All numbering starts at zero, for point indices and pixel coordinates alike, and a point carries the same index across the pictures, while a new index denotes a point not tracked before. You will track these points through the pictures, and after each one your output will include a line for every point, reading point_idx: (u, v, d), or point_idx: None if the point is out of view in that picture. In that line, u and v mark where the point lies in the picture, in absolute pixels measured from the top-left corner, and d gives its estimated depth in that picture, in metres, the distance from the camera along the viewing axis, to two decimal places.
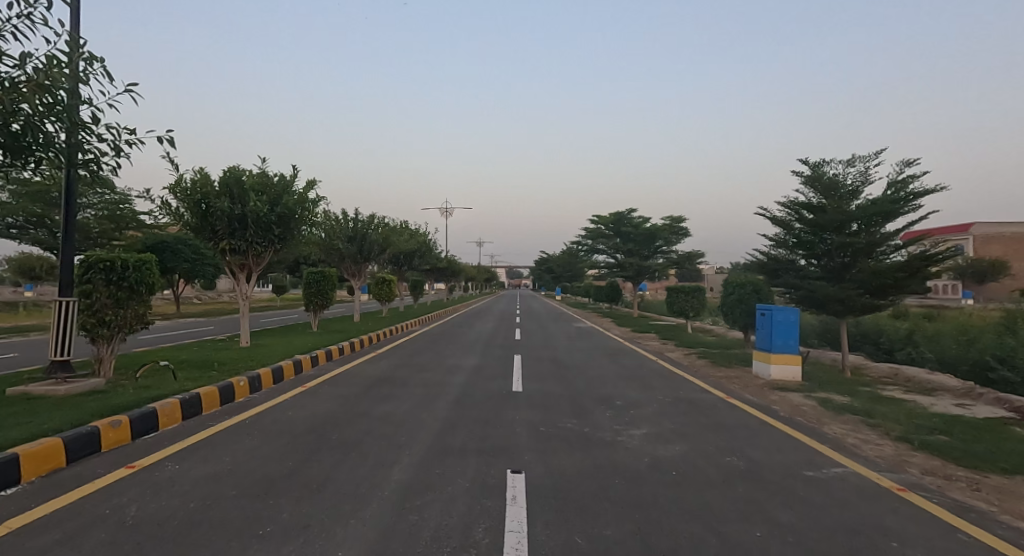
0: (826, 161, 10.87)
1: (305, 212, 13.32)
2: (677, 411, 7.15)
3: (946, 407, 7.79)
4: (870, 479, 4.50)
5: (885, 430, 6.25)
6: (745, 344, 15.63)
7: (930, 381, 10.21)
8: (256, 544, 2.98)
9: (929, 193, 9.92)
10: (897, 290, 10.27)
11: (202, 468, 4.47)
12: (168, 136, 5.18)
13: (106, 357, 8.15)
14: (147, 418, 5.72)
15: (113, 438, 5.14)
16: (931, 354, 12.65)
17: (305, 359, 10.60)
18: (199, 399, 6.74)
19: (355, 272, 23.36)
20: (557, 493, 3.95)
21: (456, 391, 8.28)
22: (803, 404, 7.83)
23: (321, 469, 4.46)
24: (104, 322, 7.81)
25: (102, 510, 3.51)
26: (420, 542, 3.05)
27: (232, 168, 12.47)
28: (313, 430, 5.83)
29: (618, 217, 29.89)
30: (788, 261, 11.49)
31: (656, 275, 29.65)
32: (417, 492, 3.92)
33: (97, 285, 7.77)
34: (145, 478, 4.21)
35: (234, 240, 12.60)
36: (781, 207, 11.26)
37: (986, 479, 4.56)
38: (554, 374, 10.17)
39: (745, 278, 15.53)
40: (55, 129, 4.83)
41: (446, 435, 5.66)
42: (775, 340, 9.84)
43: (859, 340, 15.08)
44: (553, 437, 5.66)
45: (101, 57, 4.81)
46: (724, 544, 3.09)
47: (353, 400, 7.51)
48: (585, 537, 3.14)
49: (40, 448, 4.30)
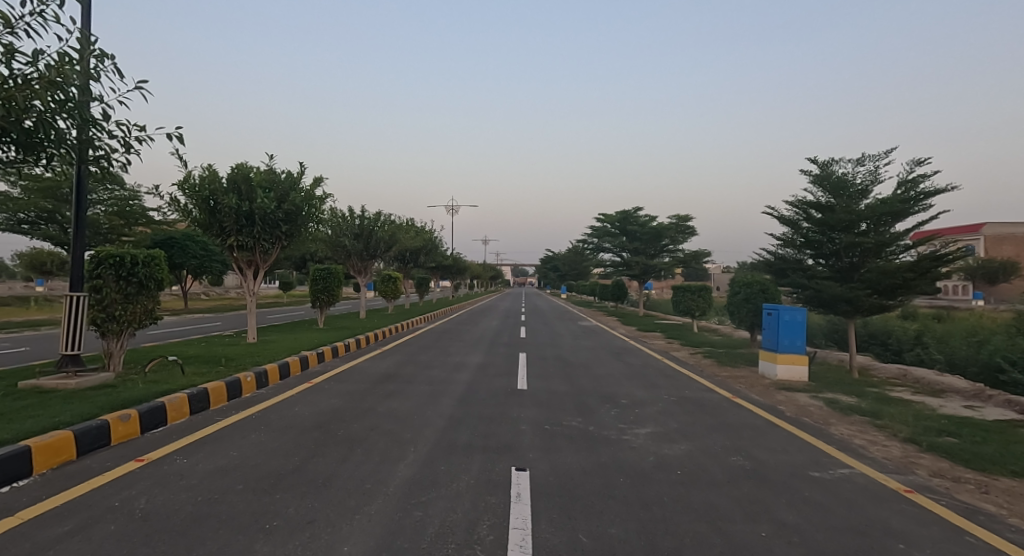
0: (835, 160, 10.74)
1: (311, 209, 13.40)
2: (683, 411, 7.11)
3: (955, 409, 7.73)
4: (876, 480, 4.49)
5: (892, 431, 6.23)
6: (752, 343, 15.56)
7: (940, 382, 10.14)
8: (261, 538, 3.01)
9: (940, 192, 9.82)
10: (906, 291, 10.20)
11: (211, 462, 4.52)
12: (178, 133, 5.27)
13: (115, 352, 8.18)
14: (157, 412, 5.79)
15: (122, 432, 5.18)
16: (940, 355, 12.60)
17: (310, 356, 10.64)
18: (206, 393, 6.80)
19: (360, 269, 23.44)
20: (562, 491, 3.95)
21: (462, 388, 8.29)
22: (810, 404, 7.80)
23: (327, 465, 4.49)
24: (114, 317, 7.87)
25: (112, 502, 3.56)
26: (425, 538, 3.08)
27: (240, 165, 12.54)
28: (319, 426, 5.86)
29: (625, 216, 29.64)
30: (795, 260, 11.42)
31: (662, 274, 29.54)
32: (422, 489, 3.95)
33: (107, 281, 7.84)
34: (154, 471, 4.26)
35: (241, 236, 12.66)
36: (789, 207, 11.20)
37: (995, 481, 4.55)
38: (559, 373, 10.11)
39: (752, 277, 15.44)
40: (67, 125, 4.89)
41: (451, 432, 5.67)
42: (782, 340, 9.76)
43: (867, 341, 15.01)
44: (557, 435, 5.65)
45: (111, 55, 4.88)
46: (729, 544, 3.09)
47: (358, 397, 7.52)
48: (590, 535, 3.15)
49: (51, 441, 4.36)
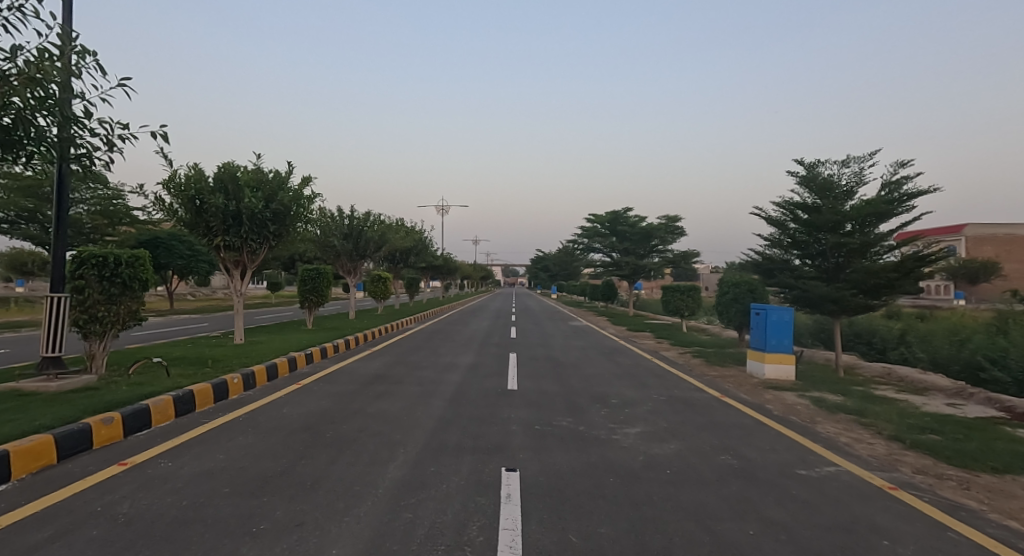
0: (821, 162, 10.88)
1: (300, 208, 13.27)
2: (673, 410, 7.12)
3: (937, 407, 7.85)
4: (861, 477, 4.52)
5: (877, 429, 6.29)
6: (740, 343, 15.68)
7: (922, 380, 10.29)
8: (249, 542, 2.96)
9: (922, 193, 9.97)
10: (890, 291, 10.32)
11: (198, 465, 4.45)
12: (161, 131, 5.19)
13: (98, 354, 8.04)
14: (140, 415, 5.68)
15: (104, 435, 5.10)
16: (923, 354, 12.79)
17: (299, 357, 10.53)
18: (193, 396, 6.70)
19: (350, 269, 23.30)
20: (552, 491, 3.93)
21: (451, 389, 8.24)
22: (797, 403, 7.86)
23: (315, 468, 4.42)
24: (95, 318, 7.72)
25: (93, 507, 3.48)
26: (415, 540, 3.04)
27: (227, 164, 12.40)
28: (308, 428, 5.80)
29: (615, 216, 29.77)
30: (782, 261, 11.51)
31: (653, 274, 29.69)
32: (411, 491, 3.91)
33: (90, 281, 7.68)
34: (138, 475, 4.17)
35: (228, 236, 12.49)
36: (776, 207, 11.30)
37: (976, 478, 4.60)
38: (550, 373, 10.08)
39: (741, 277, 15.54)
40: (47, 123, 4.79)
41: (441, 433, 5.64)
42: (769, 340, 9.85)
43: (853, 340, 15.20)
44: (548, 435, 5.65)
45: (94, 52, 4.80)
46: (718, 543, 3.08)
47: (348, 399, 7.43)
48: (580, 536, 3.13)
49: (32, 444, 4.28)
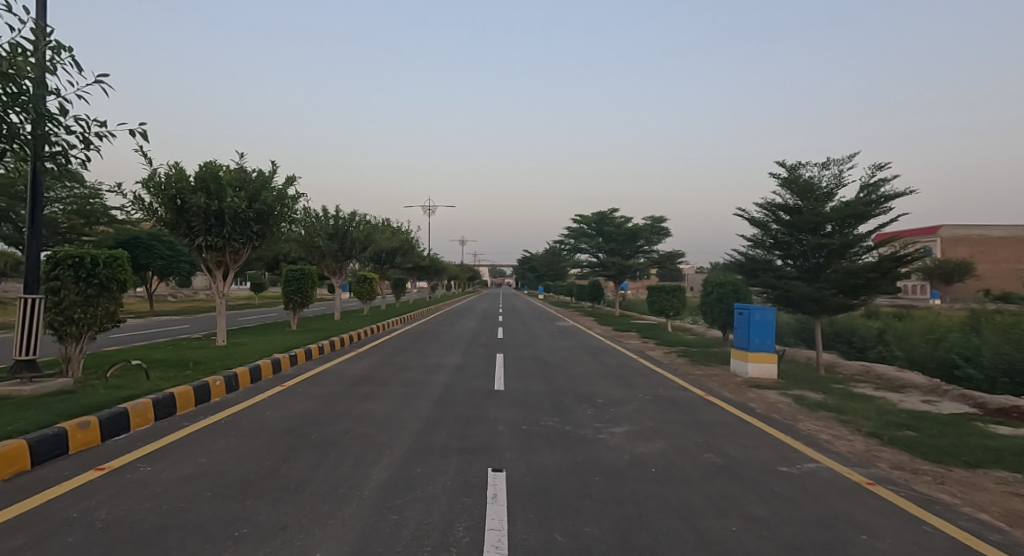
0: (802, 164, 11.01)
1: (284, 208, 13.11)
2: (658, 410, 7.15)
3: (913, 404, 7.98)
4: (840, 473, 4.57)
5: (856, 426, 6.37)
6: (725, 343, 15.82)
7: (900, 378, 10.47)
8: (230, 547, 2.90)
9: (898, 195, 10.16)
10: (869, 290, 10.48)
11: (179, 469, 4.35)
12: (139, 128, 5.08)
13: (74, 356, 7.86)
14: (118, 419, 5.54)
15: (81, 440, 4.97)
16: (900, 353, 13.02)
17: (283, 359, 10.39)
18: (173, 399, 6.57)
19: (335, 269, 23.08)
20: (538, 491, 3.91)
21: (437, 390, 8.19)
22: (779, 401, 7.94)
23: (300, 470, 4.35)
24: (71, 320, 7.53)
25: (69, 514, 3.38)
26: (400, 542, 3.00)
27: (208, 163, 12.20)
28: (292, 430, 5.72)
29: (601, 216, 29.91)
30: (765, 261, 11.62)
31: (639, 274, 29.83)
32: (396, 492, 3.86)
33: (66, 282, 7.50)
34: (116, 480, 4.07)
35: (210, 236, 12.30)
36: (759, 208, 11.41)
37: (950, 472, 4.68)
38: (536, 373, 10.07)
39: (725, 277, 15.68)
40: (19, 120, 4.66)
41: (427, 434, 5.59)
42: (753, 339, 9.93)
43: (833, 339, 15.42)
44: (533, 435, 5.63)
45: (69, 47, 4.68)
46: (701, 540, 3.09)
47: (333, 400, 7.35)
48: (566, 535, 3.11)
49: (5, 450, 4.15)
